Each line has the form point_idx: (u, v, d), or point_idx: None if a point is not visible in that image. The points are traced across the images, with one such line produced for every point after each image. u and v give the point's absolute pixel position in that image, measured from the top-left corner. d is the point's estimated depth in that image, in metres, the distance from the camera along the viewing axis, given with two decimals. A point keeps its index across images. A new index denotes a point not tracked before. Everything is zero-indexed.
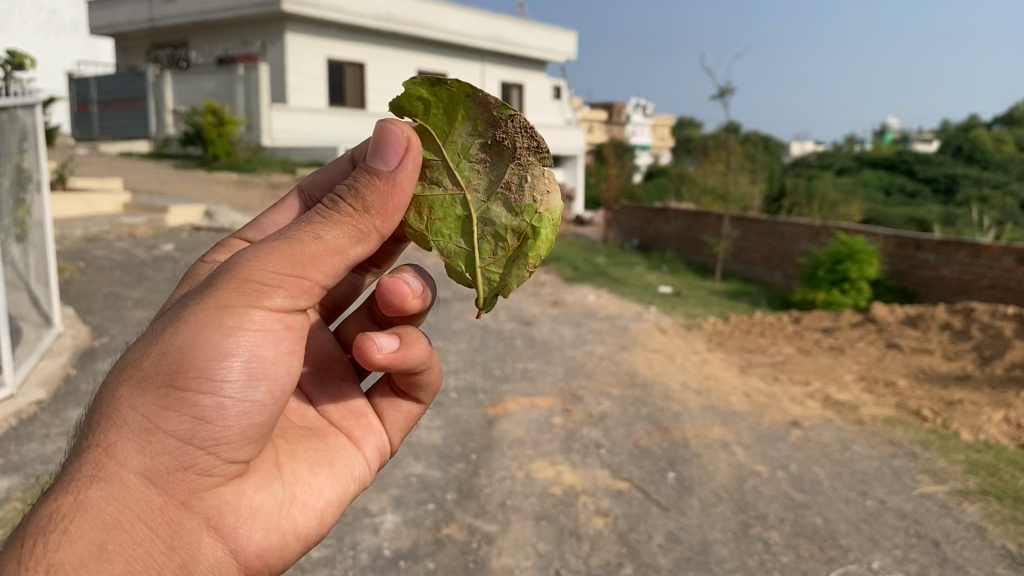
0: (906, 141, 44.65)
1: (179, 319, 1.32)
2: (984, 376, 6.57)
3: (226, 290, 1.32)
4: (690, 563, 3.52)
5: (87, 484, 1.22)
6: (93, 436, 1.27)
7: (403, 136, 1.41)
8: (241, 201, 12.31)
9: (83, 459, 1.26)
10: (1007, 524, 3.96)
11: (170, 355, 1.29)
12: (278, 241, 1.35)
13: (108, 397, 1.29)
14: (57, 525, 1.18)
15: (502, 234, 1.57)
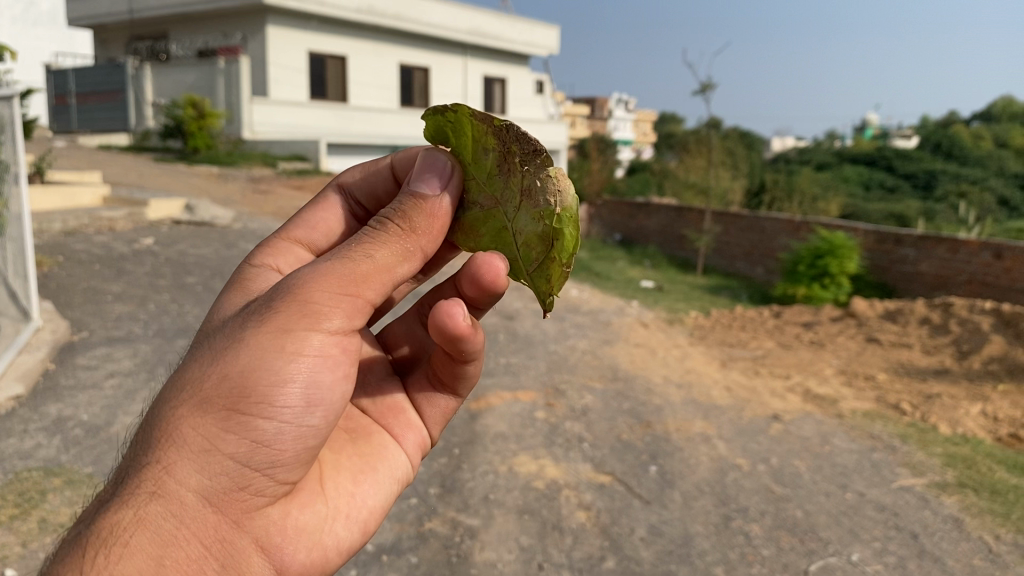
0: (885, 137, 45.02)
1: (240, 340, 1.33)
2: (962, 370, 6.64)
3: (289, 314, 1.33)
4: (671, 556, 3.54)
5: (147, 502, 1.23)
6: (151, 453, 1.28)
7: (446, 159, 1.57)
8: (221, 194, 12.22)
9: (139, 476, 1.26)
10: (984, 517, 4.01)
11: (233, 377, 1.30)
12: (336, 264, 1.37)
13: (166, 415, 1.30)
14: (121, 539, 1.19)
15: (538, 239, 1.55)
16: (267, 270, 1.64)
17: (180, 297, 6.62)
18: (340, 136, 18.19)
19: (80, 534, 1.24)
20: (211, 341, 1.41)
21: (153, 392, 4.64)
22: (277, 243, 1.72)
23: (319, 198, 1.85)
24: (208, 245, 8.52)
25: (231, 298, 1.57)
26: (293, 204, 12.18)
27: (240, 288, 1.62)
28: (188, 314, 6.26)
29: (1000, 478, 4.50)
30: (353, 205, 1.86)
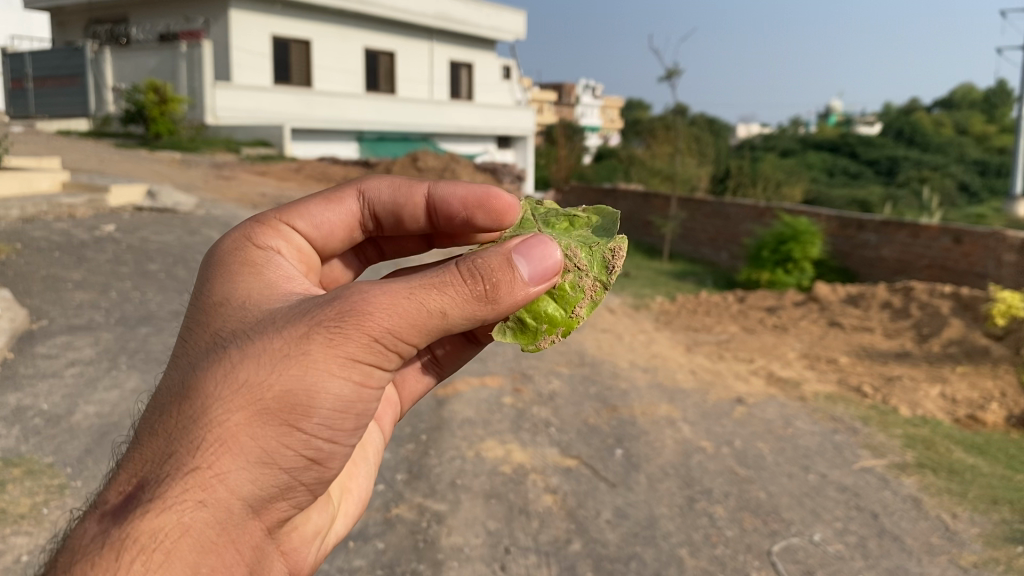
0: (849, 124, 45.68)
1: (303, 352, 1.29)
2: (922, 353, 6.76)
3: (353, 341, 1.30)
4: (636, 538, 3.57)
5: (193, 509, 1.21)
6: (201, 454, 1.24)
7: (558, 262, 1.53)
8: (184, 180, 12.08)
9: (184, 478, 1.23)
10: (942, 496, 4.09)
11: (295, 393, 1.29)
12: (412, 298, 1.34)
13: (217, 418, 1.26)
14: (171, 547, 1.18)
15: (571, 226, 1.97)
16: (273, 252, 1.62)
17: (143, 285, 6.54)
18: (304, 121, 17.85)
19: (114, 526, 1.19)
20: (254, 338, 1.34)
21: (115, 381, 4.59)
22: (279, 228, 1.72)
23: (335, 194, 1.88)
24: (170, 231, 8.42)
25: (258, 287, 1.48)
26: (257, 190, 12.09)
27: (261, 275, 1.53)
28: (151, 302, 6.20)
29: (958, 458, 4.59)
30: (367, 216, 1.93)
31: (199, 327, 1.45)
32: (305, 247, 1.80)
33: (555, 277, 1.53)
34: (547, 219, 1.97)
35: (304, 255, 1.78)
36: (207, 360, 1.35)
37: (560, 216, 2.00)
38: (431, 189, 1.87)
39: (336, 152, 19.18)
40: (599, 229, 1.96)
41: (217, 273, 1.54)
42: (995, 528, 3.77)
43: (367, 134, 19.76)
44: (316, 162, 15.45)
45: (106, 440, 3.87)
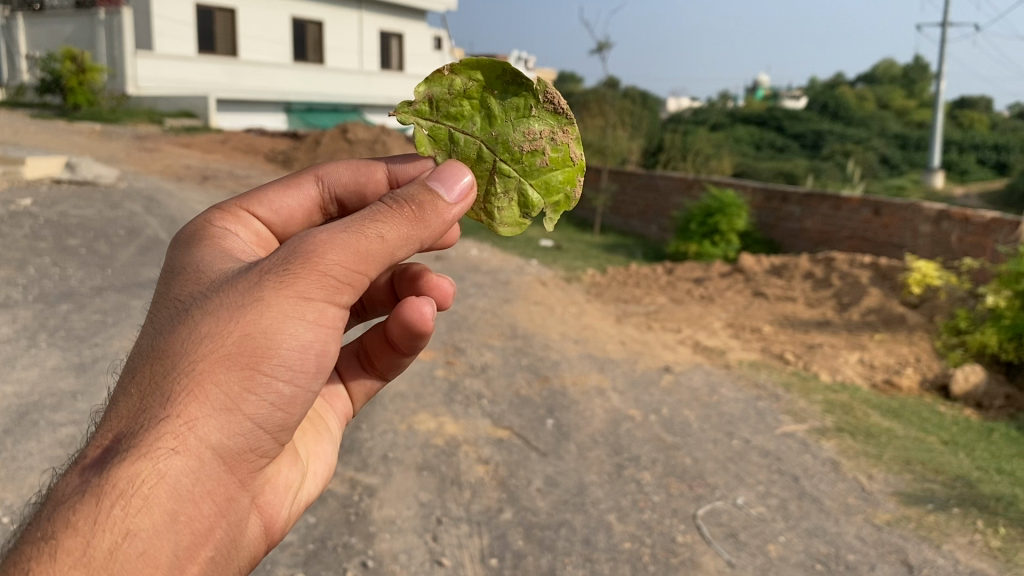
0: (775, 98, 46.57)
1: (260, 298, 1.29)
2: (841, 321, 6.97)
3: (307, 280, 1.31)
4: (567, 505, 3.64)
5: (168, 456, 1.19)
6: (174, 403, 1.23)
7: (469, 180, 1.55)
8: (104, 152, 11.75)
9: (155, 428, 1.20)
10: (859, 458, 4.25)
11: (253, 338, 1.28)
12: (351, 233, 1.35)
13: (183, 367, 1.25)
14: (152, 491, 1.16)
15: (478, 99, 1.77)
16: (230, 231, 1.58)
17: (63, 261, 6.36)
18: (230, 91, 17.59)
19: (92, 472, 1.16)
20: (216, 295, 1.34)
21: (34, 359, 4.48)
22: (232, 212, 1.65)
23: (292, 180, 1.77)
24: (91, 205, 8.18)
25: (211, 252, 1.46)
26: (181, 162, 11.84)
27: (216, 245, 1.51)
28: (71, 278, 6.03)
29: (874, 422, 4.77)
30: (329, 201, 1.80)
31: (158, 299, 1.43)
32: (266, 233, 1.70)
33: (471, 197, 1.54)
34: (456, 116, 1.76)
35: (264, 241, 1.68)
36: (172, 323, 1.33)
37: (459, 99, 1.77)
38: (390, 164, 1.76)
39: (263, 124, 18.75)
40: (493, 78, 1.75)
41: (174, 251, 1.51)
42: (908, 487, 3.95)
43: (295, 105, 19.51)
44: (242, 133, 15.14)
45: (26, 420, 3.78)
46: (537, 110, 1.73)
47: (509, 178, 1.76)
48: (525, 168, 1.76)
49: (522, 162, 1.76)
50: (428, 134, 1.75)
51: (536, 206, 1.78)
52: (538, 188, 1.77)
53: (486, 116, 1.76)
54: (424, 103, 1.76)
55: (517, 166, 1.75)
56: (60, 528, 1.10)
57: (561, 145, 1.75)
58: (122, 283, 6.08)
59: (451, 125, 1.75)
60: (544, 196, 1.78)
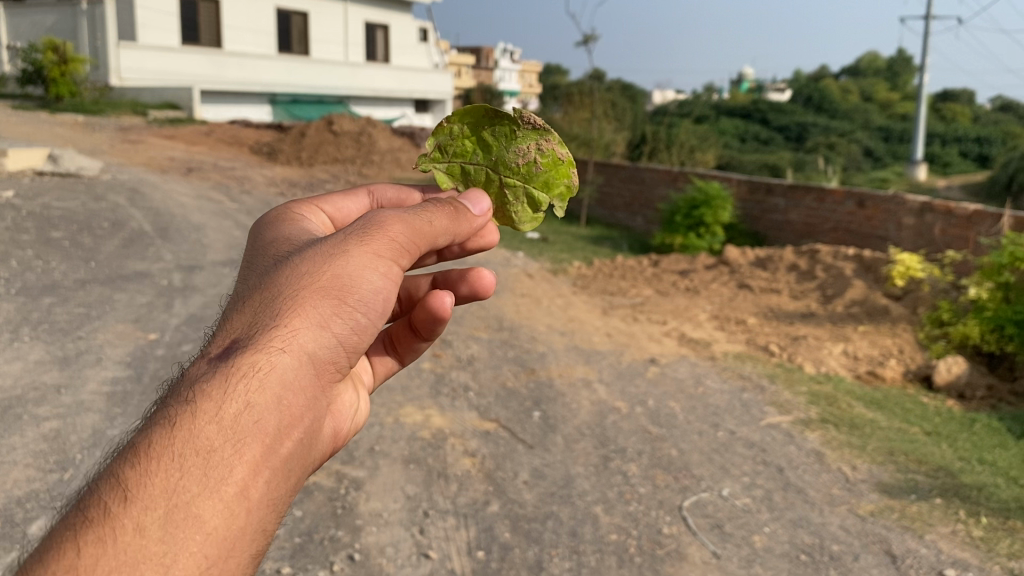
0: (758, 91, 46.73)
1: (348, 243, 1.19)
2: (825, 313, 7.01)
3: (381, 238, 1.21)
4: (553, 497, 3.66)
5: (278, 355, 1.05)
6: (285, 312, 1.10)
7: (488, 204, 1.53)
8: (87, 144, 11.66)
9: (261, 328, 1.08)
10: (843, 449, 4.29)
11: (344, 274, 1.15)
12: (410, 218, 1.28)
13: (289, 286, 1.13)
14: (258, 378, 1.02)
15: (474, 137, 1.77)
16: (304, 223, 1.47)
17: (46, 254, 6.31)
18: (214, 82, 17.41)
19: (206, 368, 1.05)
20: (309, 248, 1.24)
21: (17, 352, 4.45)
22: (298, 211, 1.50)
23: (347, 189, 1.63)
24: (74, 197, 8.13)
25: (292, 229, 1.36)
26: (165, 154, 11.76)
27: (293, 226, 1.40)
28: (55, 271, 5.99)
29: (858, 413, 4.81)
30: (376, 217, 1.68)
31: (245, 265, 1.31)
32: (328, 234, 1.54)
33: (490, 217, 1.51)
34: (461, 156, 1.77)
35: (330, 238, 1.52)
36: (269, 269, 1.21)
37: (460, 142, 1.78)
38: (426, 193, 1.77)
39: (248, 116, 18.57)
40: (479, 116, 1.76)
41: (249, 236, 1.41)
42: (892, 478, 3.98)
43: (280, 96, 19.25)
44: (227, 125, 15.05)
45: (9, 413, 3.76)
46: (522, 126, 1.72)
47: (514, 191, 1.72)
48: (525, 177, 1.72)
49: (522, 174, 1.72)
50: (444, 173, 1.77)
51: (542, 205, 1.72)
52: (538, 190, 1.72)
53: (483, 147, 1.75)
54: (433, 154, 1.78)
55: (517, 179, 1.72)
56: (172, 414, 0.98)
57: (549, 150, 1.73)
58: (106, 276, 6.04)
59: (461, 165, 1.76)
60: (548, 192, 1.73)
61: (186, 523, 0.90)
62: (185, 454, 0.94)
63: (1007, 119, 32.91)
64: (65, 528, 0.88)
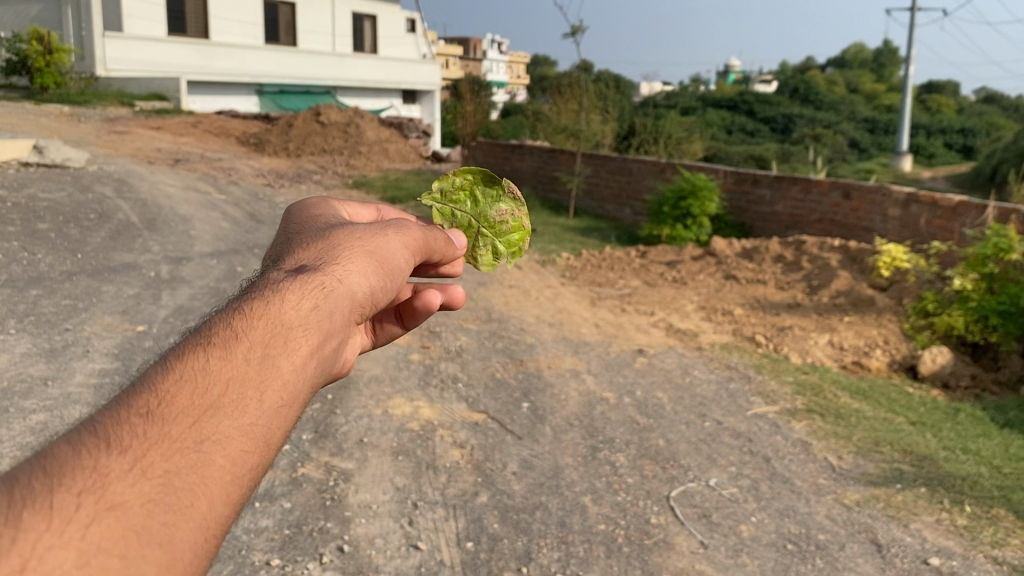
0: (745, 82, 46.85)
1: (386, 229, 1.14)
2: (811, 304, 7.05)
3: (409, 234, 1.17)
4: (542, 488, 3.68)
5: (332, 285, 0.98)
6: (338, 252, 1.03)
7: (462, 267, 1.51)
8: (73, 135, 11.59)
9: (325, 244, 1.05)
10: (828, 439, 4.33)
11: (383, 246, 1.09)
12: (427, 230, 1.24)
13: (343, 237, 1.07)
14: (330, 277, 0.98)
15: (466, 190, 1.81)
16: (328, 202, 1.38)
17: (32, 245, 6.28)
18: (200, 74, 17.27)
19: (274, 268, 1.01)
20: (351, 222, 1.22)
21: (4, 345, 4.44)
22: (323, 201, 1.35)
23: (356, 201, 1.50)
24: (61, 188, 8.09)
25: (322, 206, 1.29)
26: (152, 144, 11.69)
27: (317, 201, 1.33)
28: (41, 262, 5.97)
29: (843, 403, 4.85)
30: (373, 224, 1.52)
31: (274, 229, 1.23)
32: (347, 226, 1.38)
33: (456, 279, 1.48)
34: (452, 200, 1.80)
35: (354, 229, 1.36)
36: (312, 229, 1.15)
37: (454, 190, 1.81)
38: None
39: (236, 107, 18.47)
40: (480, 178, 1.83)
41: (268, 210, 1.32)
42: (877, 467, 4.03)
43: (267, 87, 19.09)
44: (214, 115, 14.98)
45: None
46: (506, 192, 1.82)
47: (483, 237, 1.77)
48: (496, 230, 1.78)
49: (494, 228, 1.78)
50: (437, 210, 1.78)
51: (498, 261, 1.77)
52: (502, 246, 1.77)
53: (472, 199, 1.80)
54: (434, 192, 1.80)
55: (490, 231, 1.77)
56: (262, 287, 0.95)
57: (517, 219, 1.81)
58: (93, 268, 6.02)
59: (450, 205, 1.79)
60: (508, 248, 1.78)
61: (277, 373, 0.86)
62: (268, 318, 0.90)
63: (992, 111, 33.13)
64: (179, 353, 0.85)
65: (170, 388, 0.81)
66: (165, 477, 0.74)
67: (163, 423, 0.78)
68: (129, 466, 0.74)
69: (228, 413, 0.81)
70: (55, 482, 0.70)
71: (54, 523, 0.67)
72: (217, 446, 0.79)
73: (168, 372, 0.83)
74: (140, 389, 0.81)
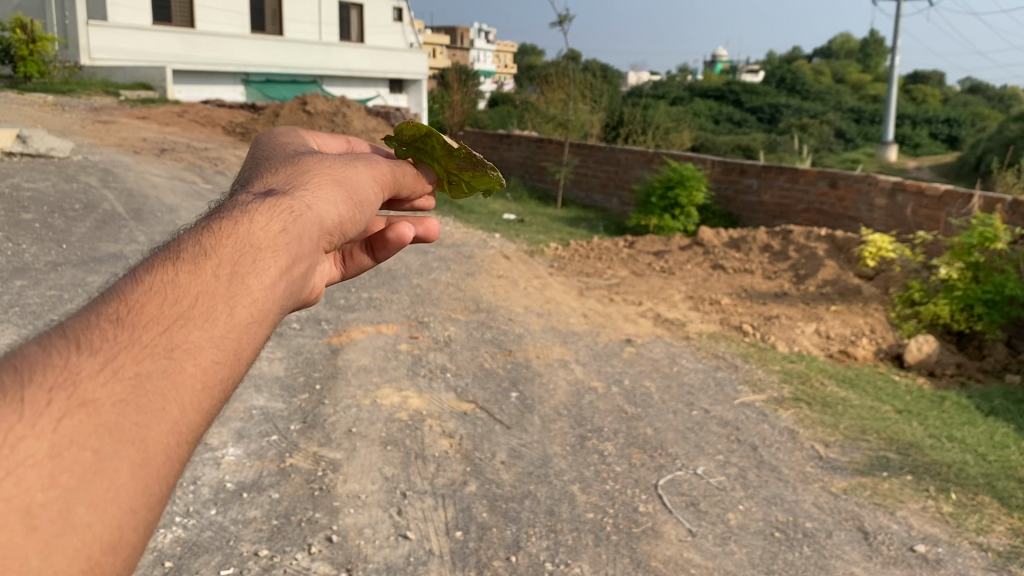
0: (731, 72, 46.91)
1: (357, 161, 1.07)
2: (798, 293, 7.08)
3: (379, 168, 1.10)
4: (530, 477, 3.69)
5: (302, 208, 0.90)
6: (308, 180, 0.96)
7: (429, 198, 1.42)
8: (57, 124, 11.49)
9: (295, 170, 0.98)
10: (816, 427, 4.36)
11: (353, 176, 1.02)
12: (397, 167, 1.17)
13: (311, 164, 1.00)
14: (299, 201, 0.91)
15: None
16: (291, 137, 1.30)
17: (16, 236, 6.23)
18: (187, 63, 17.20)
19: (241, 193, 0.93)
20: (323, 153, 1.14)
21: None
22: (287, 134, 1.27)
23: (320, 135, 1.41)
24: (45, 179, 8.02)
25: (287, 138, 1.21)
26: (137, 134, 11.61)
27: (281, 134, 1.25)
28: (26, 253, 5.93)
29: (830, 392, 4.88)
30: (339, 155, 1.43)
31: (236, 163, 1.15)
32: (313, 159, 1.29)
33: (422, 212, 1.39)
34: None
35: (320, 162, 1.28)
36: (278, 159, 1.07)
37: None
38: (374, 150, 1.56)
39: (223, 96, 18.37)
40: None
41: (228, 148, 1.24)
42: (864, 455, 4.05)
43: (254, 76, 19.02)
44: (200, 105, 14.88)
45: None
46: None
47: None
48: None
49: None
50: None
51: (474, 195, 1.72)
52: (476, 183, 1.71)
53: None
54: None
55: None
56: (232, 207, 0.88)
57: None
58: (78, 259, 5.98)
59: None
60: None
61: (249, 286, 0.79)
62: (237, 235, 0.82)
63: (977, 101, 33.33)
64: (151, 265, 0.79)
65: (139, 297, 0.74)
66: (137, 380, 0.69)
67: (133, 330, 0.71)
68: (100, 369, 0.68)
69: (199, 324, 0.74)
70: (25, 381, 0.65)
71: (26, 417, 0.62)
72: (188, 354, 0.72)
73: (137, 284, 0.76)
74: (109, 300, 0.75)
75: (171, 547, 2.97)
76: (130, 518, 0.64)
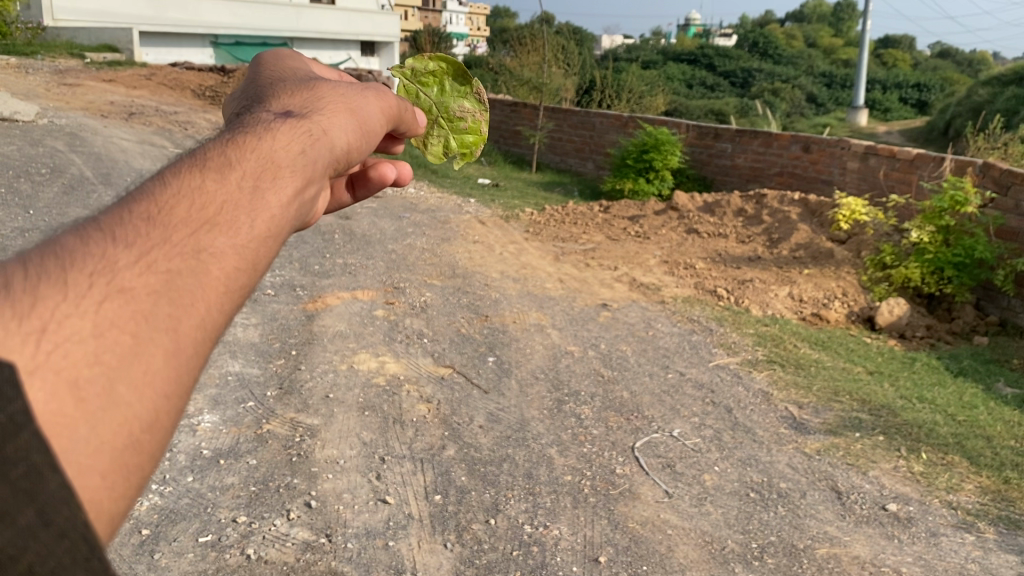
0: (704, 36, 46.80)
1: (368, 91, 1.02)
2: (772, 257, 7.12)
3: (388, 101, 1.06)
4: (508, 441, 3.71)
5: (320, 130, 0.85)
6: (324, 103, 0.90)
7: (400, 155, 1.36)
8: (21, 87, 11.22)
9: (309, 92, 0.92)
10: (790, 389, 4.41)
11: (366, 106, 0.97)
12: (403, 103, 1.12)
13: (327, 88, 0.95)
14: (317, 124, 0.86)
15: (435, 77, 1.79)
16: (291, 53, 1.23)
17: None
18: (152, 24, 16.85)
19: (257, 108, 0.88)
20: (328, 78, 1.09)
21: None
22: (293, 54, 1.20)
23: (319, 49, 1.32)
24: (10, 143, 7.84)
25: (289, 59, 1.15)
26: (104, 98, 11.37)
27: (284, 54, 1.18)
28: None
29: (804, 354, 4.94)
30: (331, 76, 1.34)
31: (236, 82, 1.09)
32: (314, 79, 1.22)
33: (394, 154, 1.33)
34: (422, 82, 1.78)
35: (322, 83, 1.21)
36: (286, 79, 1.01)
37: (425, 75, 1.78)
38: None
39: (189, 59, 18.04)
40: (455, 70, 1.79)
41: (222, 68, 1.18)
42: (837, 416, 4.11)
43: (222, 38, 18.68)
44: (167, 67, 14.59)
45: None
46: (475, 90, 1.78)
47: (439, 128, 1.76)
48: (452, 125, 1.77)
49: (450, 121, 1.77)
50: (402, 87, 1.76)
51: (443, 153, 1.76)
52: (450, 141, 1.76)
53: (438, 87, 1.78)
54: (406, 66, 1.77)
55: (444, 124, 1.76)
56: (252, 120, 0.83)
57: (475, 120, 1.78)
58: (46, 225, 5.87)
59: (417, 88, 1.78)
60: (459, 147, 1.77)
61: (270, 200, 0.74)
62: (260, 150, 0.78)
63: (946, 66, 33.52)
64: (176, 167, 0.74)
65: (168, 196, 0.69)
66: (169, 276, 0.64)
67: (164, 228, 0.66)
68: (133, 260, 0.63)
69: (224, 231, 0.69)
70: (63, 265, 0.59)
71: (68, 294, 0.57)
72: (214, 258, 0.67)
73: (164, 184, 0.71)
74: (136, 196, 0.69)
75: (149, 515, 2.96)
76: (168, 402, 0.61)
